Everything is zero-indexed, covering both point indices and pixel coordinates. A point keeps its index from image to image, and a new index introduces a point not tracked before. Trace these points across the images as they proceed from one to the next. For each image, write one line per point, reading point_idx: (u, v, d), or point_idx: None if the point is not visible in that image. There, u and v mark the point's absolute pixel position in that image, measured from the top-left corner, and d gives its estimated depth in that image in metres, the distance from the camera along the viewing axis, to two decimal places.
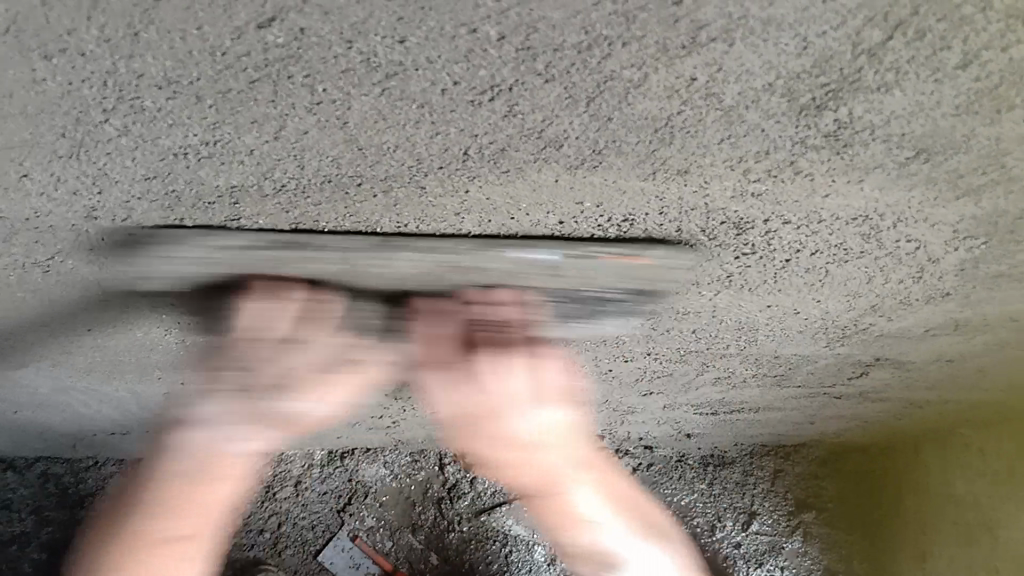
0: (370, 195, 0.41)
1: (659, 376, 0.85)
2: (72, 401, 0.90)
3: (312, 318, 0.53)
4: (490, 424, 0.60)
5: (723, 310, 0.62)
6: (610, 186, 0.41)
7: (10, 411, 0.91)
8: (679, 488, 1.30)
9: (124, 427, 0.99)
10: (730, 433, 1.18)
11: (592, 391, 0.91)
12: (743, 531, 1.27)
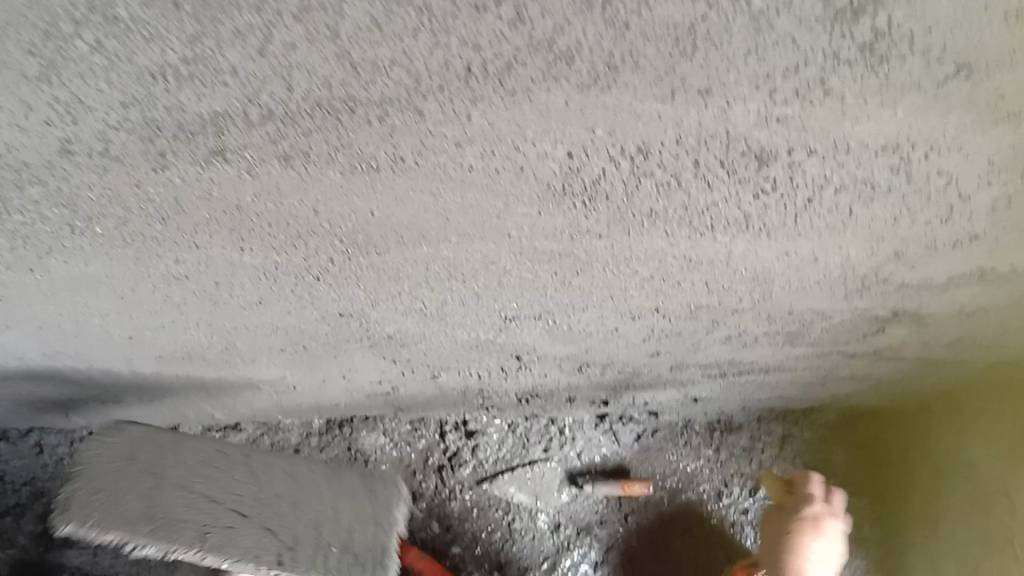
0: (365, 122, 0.38)
1: (667, 336, 0.83)
2: (62, 367, 0.87)
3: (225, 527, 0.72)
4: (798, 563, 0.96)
5: (739, 260, 0.59)
6: (624, 110, 0.38)
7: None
8: (685, 454, 1.31)
9: (119, 394, 0.97)
10: (739, 396, 1.16)
11: (597, 352, 0.89)
12: (750, 497, 1.30)
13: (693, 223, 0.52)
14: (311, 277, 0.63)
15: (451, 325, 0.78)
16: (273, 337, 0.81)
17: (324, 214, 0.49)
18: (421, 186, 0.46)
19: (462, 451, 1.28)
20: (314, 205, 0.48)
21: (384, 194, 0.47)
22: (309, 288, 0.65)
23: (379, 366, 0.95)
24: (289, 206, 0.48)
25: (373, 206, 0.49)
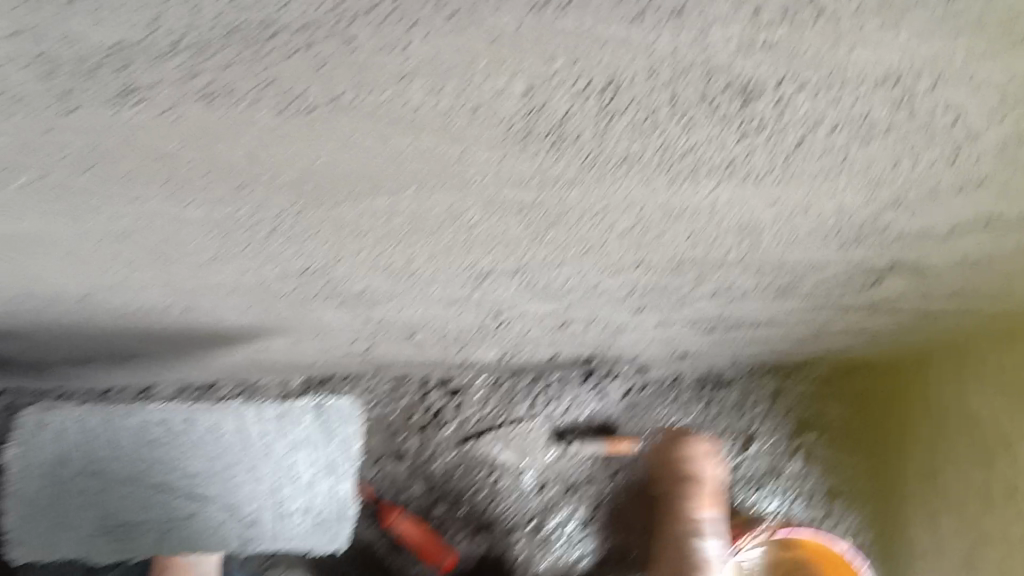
0: (291, 52, 0.33)
1: (653, 291, 0.79)
2: (18, 329, 0.83)
3: None
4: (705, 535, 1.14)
5: (724, 209, 0.54)
6: (587, 36, 0.33)
7: None
8: (674, 410, 1.28)
9: (85, 353, 0.93)
10: (730, 352, 1.13)
11: (579, 308, 0.84)
12: (740, 454, 1.27)
13: (675, 168, 0.47)
14: (266, 232, 0.58)
15: (423, 282, 0.74)
16: (236, 297, 0.77)
17: (264, 163, 0.45)
18: (367, 131, 0.41)
19: (446, 409, 1.24)
20: (252, 153, 0.43)
21: (328, 139, 0.42)
22: (264, 244, 0.61)
23: (352, 325, 0.90)
24: (224, 151, 0.43)
25: (317, 153, 0.44)
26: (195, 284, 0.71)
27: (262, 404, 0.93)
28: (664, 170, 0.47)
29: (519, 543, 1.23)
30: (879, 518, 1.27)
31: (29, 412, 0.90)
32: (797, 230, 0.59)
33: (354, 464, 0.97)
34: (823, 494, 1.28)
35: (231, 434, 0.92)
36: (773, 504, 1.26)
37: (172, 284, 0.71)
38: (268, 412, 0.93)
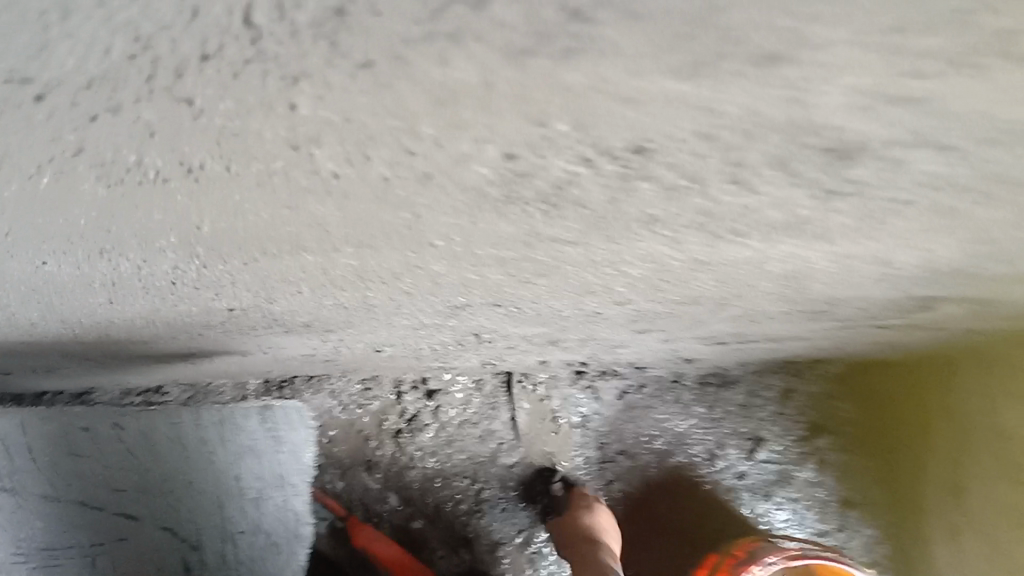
0: (140, 82, 0.21)
1: (663, 317, 0.66)
2: None
3: None
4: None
5: (771, 261, 0.41)
6: (616, 69, 0.20)
7: None
8: (674, 412, 1.16)
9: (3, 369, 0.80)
10: (739, 355, 1.01)
11: (574, 329, 0.71)
12: (749, 460, 1.16)
13: (718, 228, 0.34)
14: (169, 281, 0.44)
15: (383, 314, 0.61)
16: (157, 328, 0.63)
17: (139, 220, 0.31)
18: (281, 188, 0.28)
19: (422, 412, 1.14)
20: (117, 208, 0.30)
21: (225, 196, 0.29)
22: (173, 291, 0.47)
23: (308, 345, 0.77)
24: (56, 202, 0.29)
25: (213, 211, 0.31)
26: (100, 320, 0.57)
27: (208, 426, 0.92)
28: (700, 229, 0.35)
29: (505, 558, 1.14)
30: (905, 527, 1.14)
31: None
32: (857, 276, 0.47)
33: (303, 488, 0.94)
34: (835, 504, 1.17)
35: (168, 456, 0.90)
36: (780, 516, 1.16)
37: (71, 322, 0.57)
38: (214, 434, 0.92)
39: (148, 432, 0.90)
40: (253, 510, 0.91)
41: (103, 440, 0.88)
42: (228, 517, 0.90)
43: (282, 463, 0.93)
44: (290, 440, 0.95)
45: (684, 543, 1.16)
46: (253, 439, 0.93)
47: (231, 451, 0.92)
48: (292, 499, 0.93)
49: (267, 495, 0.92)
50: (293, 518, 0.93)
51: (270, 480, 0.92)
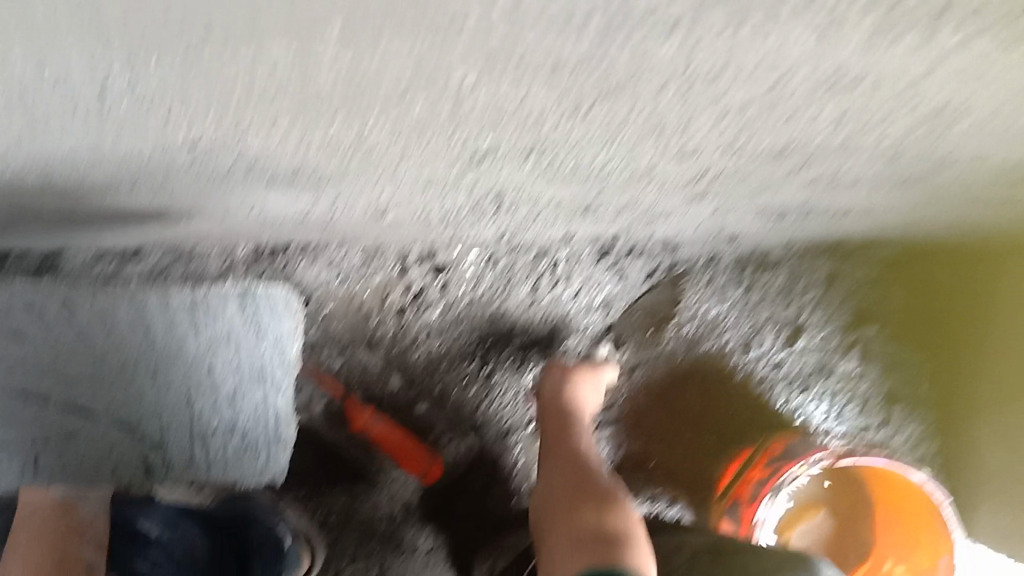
0: None
1: (727, 181, 0.55)
2: None
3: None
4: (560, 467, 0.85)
5: (916, 46, 0.31)
6: None
7: None
8: (709, 296, 1.08)
9: None
10: (783, 234, 0.91)
11: (614, 194, 0.60)
12: (785, 348, 1.09)
13: None
14: (98, 84, 0.33)
15: (387, 164, 0.49)
16: (112, 173, 0.52)
17: None
18: None
19: (429, 288, 1.04)
20: None
21: None
22: (114, 108, 0.36)
23: (301, 204, 0.67)
24: None
25: None
26: (38, 157, 0.46)
27: (177, 309, 0.88)
28: None
29: (516, 447, 1.08)
30: (944, 428, 1.10)
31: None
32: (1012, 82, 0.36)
33: (285, 386, 0.90)
34: (879, 398, 1.10)
35: (132, 344, 0.86)
36: (821, 409, 1.09)
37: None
38: (185, 320, 0.87)
39: (105, 317, 0.85)
40: (226, 406, 0.88)
41: (51, 321, 0.84)
42: (197, 412, 0.88)
43: (263, 355, 0.90)
44: (273, 331, 0.90)
45: (724, 440, 1.09)
46: (230, 328, 0.89)
47: (203, 340, 0.88)
48: (272, 396, 0.90)
49: (245, 393, 0.90)
50: (272, 417, 0.90)
51: (250, 372, 0.89)
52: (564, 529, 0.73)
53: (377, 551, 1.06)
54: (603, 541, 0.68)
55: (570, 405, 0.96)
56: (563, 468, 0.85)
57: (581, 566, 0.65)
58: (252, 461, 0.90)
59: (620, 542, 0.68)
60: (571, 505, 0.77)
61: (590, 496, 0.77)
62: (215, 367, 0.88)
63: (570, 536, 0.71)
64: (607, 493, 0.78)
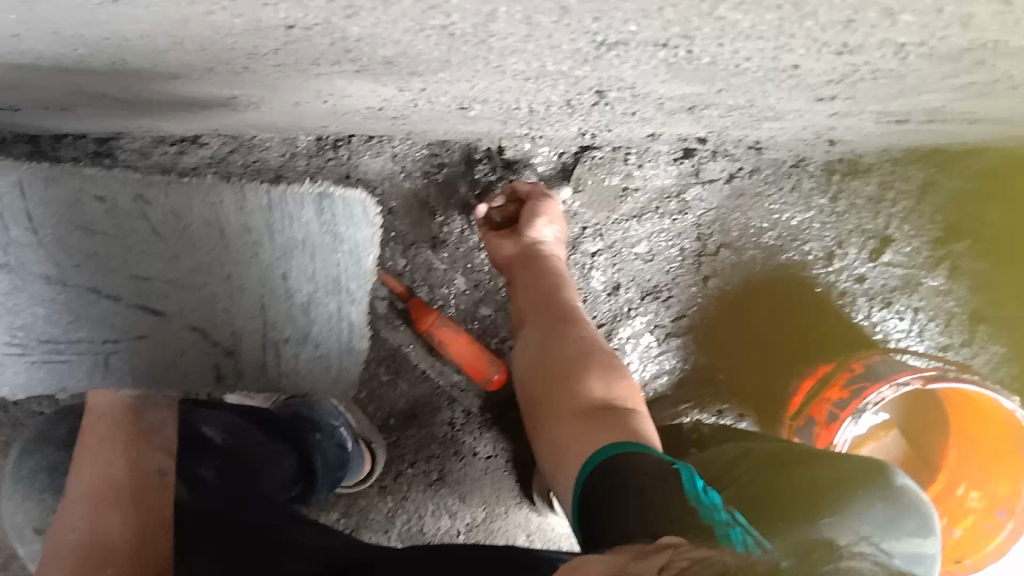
0: None
1: (871, 81, 0.49)
2: None
3: (102, 511, 0.61)
4: (535, 338, 0.83)
5: None
6: None
7: None
8: (791, 203, 1.03)
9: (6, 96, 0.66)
10: (890, 140, 0.84)
11: (735, 94, 0.54)
12: (869, 262, 1.04)
13: None
14: None
15: (499, 55, 0.44)
16: (187, 57, 0.47)
17: None
18: None
19: (498, 188, 0.99)
20: None
21: None
22: None
23: (381, 95, 0.61)
24: None
25: None
26: (108, 36, 0.41)
27: (255, 214, 0.79)
28: None
29: None
30: None
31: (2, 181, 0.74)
32: None
33: (361, 297, 0.85)
34: (964, 316, 1.04)
35: (208, 243, 0.79)
36: (901, 325, 1.04)
37: (66, 34, 0.41)
38: (262, 224, 0.79)
39: (179, 213, 0.78)
40: (301, 315, 0.83)
41: (121, 212, 0.76)
42: (270, 319, 0.82)
43: (338, 265, 0.82)
44: (351, 240, 0.82)
45: (805, 359, 1.05)
46: (307, 233, 0.80)
47: (279, 246, 0.80)
48: (346, 307, 0.85)
49: (318, 301, 0.83)
50: (346, 326, 0.85)
51: (325, 285, 0.83)
52: (568, 402, 0.72)
53: (438, 455, 1.08)
54: (607, 419, 0.67)
55: (547, 248, 0.91)
56: (550, 329, 0.82)
57: (588, 446, 0.65)
58: (321, 372, 0.86)
59: (628, 420, 0.67)
60: (569, 375, 0.75)
61: (584, 366, 0.75)
62: (289, 276, 0.81)
63: (578, 409, 0.70)
64: (598, 360, 0.77)
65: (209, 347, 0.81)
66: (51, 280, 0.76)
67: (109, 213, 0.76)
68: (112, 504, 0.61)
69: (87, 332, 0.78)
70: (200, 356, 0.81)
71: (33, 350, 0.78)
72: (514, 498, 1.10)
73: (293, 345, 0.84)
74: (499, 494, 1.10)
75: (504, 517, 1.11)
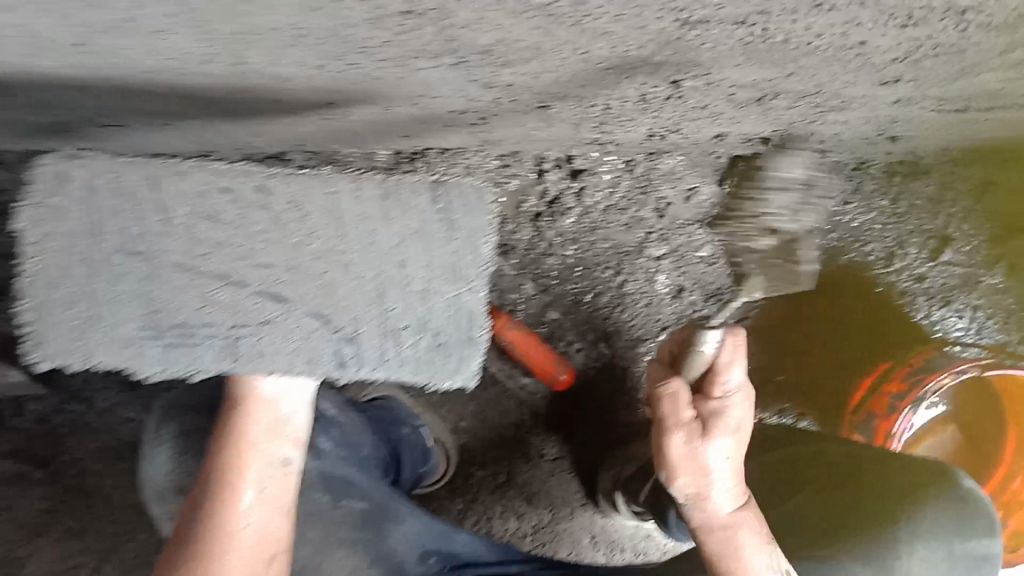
0: None
1: (930, 59, 0.52)
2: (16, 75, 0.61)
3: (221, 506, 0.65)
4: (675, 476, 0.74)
5: None
6: None
7: None
8: (852, 205, 1.04)
9: (118, 105, 0.72)
10: (950, 135, 0.87)
11: (803, 78, 0.58)
12: (929, 261, 1.06)
13: None
14: None
15: (587, 41, 0.48)
16: (303, 52, 0.52)
17: None
18: None
19: (565, 195, 1.03)
20: None
21: None
22: None
23: (467, 95, 0.67)
24: None
25: None
26: (244, 30, 0.46)
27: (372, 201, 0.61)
28: None
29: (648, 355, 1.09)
30: None
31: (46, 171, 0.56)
32: None
33: (482, 283, 0.66)
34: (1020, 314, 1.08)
35: (325, 232, 0.61)
36: (959, 324, 1.08)
37: (208, 32, 0.47)
38: (377, 211, 0.61)
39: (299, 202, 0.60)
40: (418, 303, 0.65)
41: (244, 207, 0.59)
42: (389, 307, 0.64)
43: (456, 254, 0.64)
44: (466, 228, 0.64)
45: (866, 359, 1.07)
46: (423, 221, 0.62)
47: (397, 233, 0.62)
48: (463, 296, 0.66)
49: (435, 290, 0.65)
50: (464, 317, 0.67)
51: (442, 271, 0.64)
52: None
53: (505, 457, 1.11)
54: None
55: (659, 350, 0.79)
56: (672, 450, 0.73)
57: None
58: (442, 363, 0.67)
59: None
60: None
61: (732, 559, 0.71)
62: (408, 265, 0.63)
63: None
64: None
65: (329, 332, 0.63)
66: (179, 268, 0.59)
67: (234, 203, 0.59)
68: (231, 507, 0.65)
69: (218, 315, 0.61)
70: (319, 339, 0.63)
71: (165, 332, 0.61)
72: (579, 500, 1.13)
73: (409, 330, 0.65)
74: (566, 497, 1.13)
75: (570, 520, 1.14)
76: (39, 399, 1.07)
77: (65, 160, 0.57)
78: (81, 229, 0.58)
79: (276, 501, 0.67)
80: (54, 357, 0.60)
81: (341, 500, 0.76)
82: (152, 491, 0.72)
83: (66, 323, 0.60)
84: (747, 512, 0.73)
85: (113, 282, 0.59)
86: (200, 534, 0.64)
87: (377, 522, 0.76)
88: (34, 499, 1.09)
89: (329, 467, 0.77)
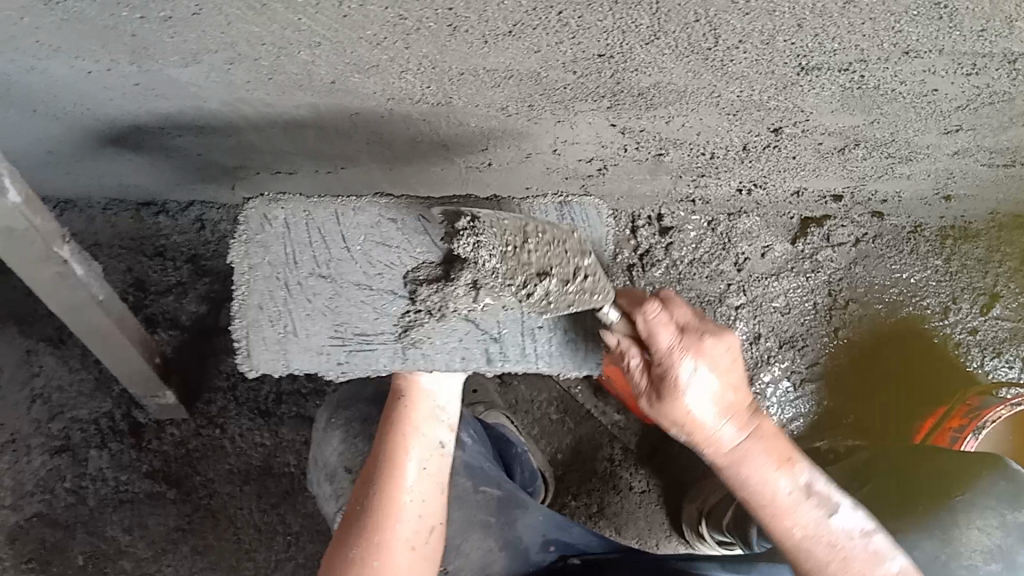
0: None
1: (992, 105, 0.66)
2: (251, 112, 0.77)
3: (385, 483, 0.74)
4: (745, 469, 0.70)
5: None
6: None
7: (189, 114, 0.80)
8: (909, 263, 1.17)
9: (308, 147, 0.88)
10: (997, 195, 1.01)
11: (884, 125, 0.72)
12: (980, 316, 1.18)
13: None
14: None
15: (719, 83, 0.63)
16: (497, 94, 0.67)
17: None
18: None
19: (655, 249, 1.17)
20: None
21: None
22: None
23: (601, 142, 0.82)
24: None
25: None
26: (466, 72, 0.62)
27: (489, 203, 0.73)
28: None
29: None
30: None
31: (248, 211, 0.69)
32: None
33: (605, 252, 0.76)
34: None
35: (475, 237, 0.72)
36: (1011, 373, 1.17)
37: (439, 71, 0.62)
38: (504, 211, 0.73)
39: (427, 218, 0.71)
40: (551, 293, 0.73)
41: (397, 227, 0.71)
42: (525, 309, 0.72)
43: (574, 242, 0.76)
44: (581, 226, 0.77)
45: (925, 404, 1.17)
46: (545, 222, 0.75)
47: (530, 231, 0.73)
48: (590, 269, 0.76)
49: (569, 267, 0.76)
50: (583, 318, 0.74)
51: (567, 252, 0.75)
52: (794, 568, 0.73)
53: (597, 488, 1.20)
54: None
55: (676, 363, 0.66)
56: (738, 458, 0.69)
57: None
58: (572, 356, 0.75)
59: None
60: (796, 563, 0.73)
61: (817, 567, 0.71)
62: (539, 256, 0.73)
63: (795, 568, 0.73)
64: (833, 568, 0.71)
65: (479, 334, 0.72)
66: (359, 284, 0.70)
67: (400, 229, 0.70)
68: (393, 483, 0.74)
69: (392, 323, 0.71)
70: (472, 340, 0.72)
71: (349, 340, 0.71)
72: (665, 531, 1.20)
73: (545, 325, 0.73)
74: (651, 527, 1.21)
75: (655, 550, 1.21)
76: (180, 424, 1.21)
77: (267, 204, 0.70)
78: (280, 257, 0.70)
79: (434, 477, 0.76)
80: (259, 367, 0.71)
81: (479, 485, 0.93)
82: (324, 472, 0.86)
83: (271, 336, 0.70)
84: (755, 432, 0.70)
85: (306, 300, 0.70)
86: (369, 506, 0.73)
87: (508, 509, 0.91)
88: (168, 517, 1.18)
89: (470, 459, 0.95)
